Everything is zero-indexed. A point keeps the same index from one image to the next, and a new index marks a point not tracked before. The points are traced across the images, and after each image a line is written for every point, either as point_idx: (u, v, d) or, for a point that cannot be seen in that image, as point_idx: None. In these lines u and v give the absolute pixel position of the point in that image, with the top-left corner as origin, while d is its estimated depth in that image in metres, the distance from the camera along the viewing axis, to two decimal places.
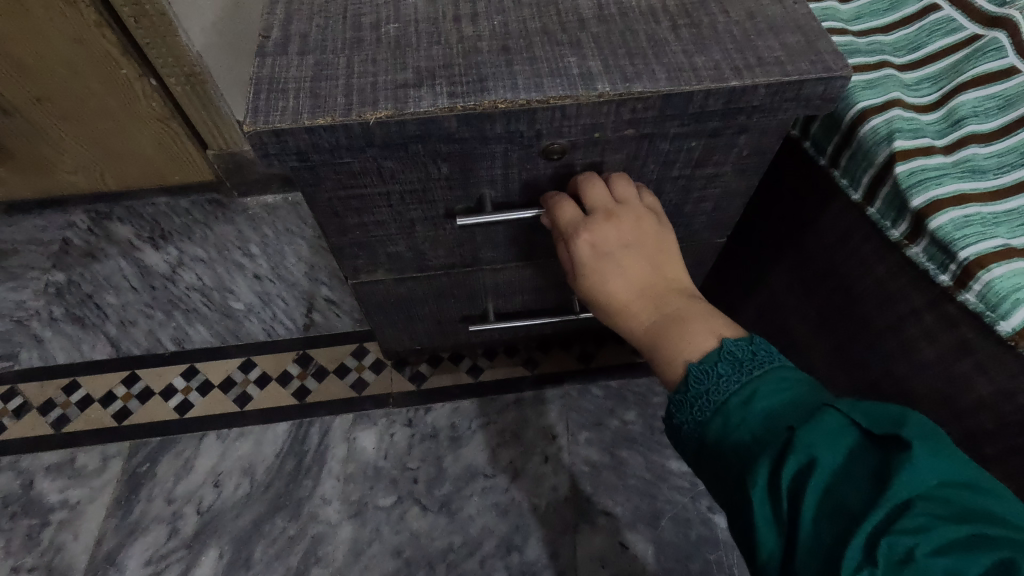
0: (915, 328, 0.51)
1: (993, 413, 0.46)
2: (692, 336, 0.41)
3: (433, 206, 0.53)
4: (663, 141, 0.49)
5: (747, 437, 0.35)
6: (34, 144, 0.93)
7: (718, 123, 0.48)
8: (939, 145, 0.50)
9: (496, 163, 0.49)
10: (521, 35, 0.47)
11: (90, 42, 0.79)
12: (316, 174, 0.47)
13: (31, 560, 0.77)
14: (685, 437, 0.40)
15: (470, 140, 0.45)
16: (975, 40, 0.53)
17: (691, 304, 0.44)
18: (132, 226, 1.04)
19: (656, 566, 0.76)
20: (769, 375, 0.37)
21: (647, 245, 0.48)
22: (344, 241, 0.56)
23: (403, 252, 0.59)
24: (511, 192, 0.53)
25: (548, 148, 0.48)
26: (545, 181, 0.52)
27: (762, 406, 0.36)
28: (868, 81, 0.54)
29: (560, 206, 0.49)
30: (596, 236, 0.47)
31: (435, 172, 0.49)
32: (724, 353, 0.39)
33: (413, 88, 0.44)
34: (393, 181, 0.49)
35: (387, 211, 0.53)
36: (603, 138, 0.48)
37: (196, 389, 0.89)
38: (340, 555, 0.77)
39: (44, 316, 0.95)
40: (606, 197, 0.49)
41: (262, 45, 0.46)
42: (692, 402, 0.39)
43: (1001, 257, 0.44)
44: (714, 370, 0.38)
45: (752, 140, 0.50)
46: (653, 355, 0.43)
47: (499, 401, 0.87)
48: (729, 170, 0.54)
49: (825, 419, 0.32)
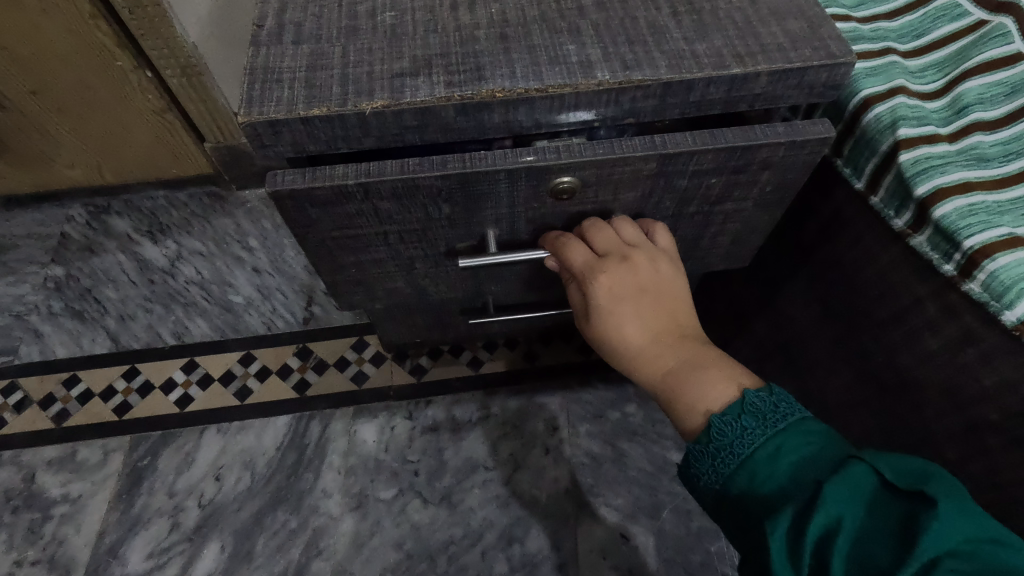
0: (918, 319, 0.51)
1: (996, 404, 0.46)
2: (711, 385, 0.42)
3: (434, 244, 0.54)
4: (681, 178, 0.48)
5: (769, 488, 0.37)
6: (30, 137, 0.92)
7: (738, 160, 0.46)
8: (944, 133, 0.50)
9: (500, 204, 0.48)
10: (519, 22, 0.46)
11: (83, 34, 0.78)
12: (308, 216, 0.47)
13: (33, 553, 0.78)
14: (702, 486, 0.41)
15: (475, 169, 0.44)
16: (982, 26, 0.52)
17: (706, 351, 0.45)
18: (131, 220, 1.04)
19: (656, 557, 0.76)
20: (794, 428, 0.38)
21: (660, 289, 0.48)
22: (340, 278, 0.57)
23: (402, 287, 0.61)
24: (518, 230, 0.53)
25: (557, 187, 0.47)
26: (554, 219, 0.51)
27: (789, 460, 0.37)
28: (872, 67, 0.53)
29: (570, 248, 0.49)
30: (611, 282, 0.47)
31: (436, 212, 0.48)
32: (746, 403, 0.40)
33: (410, 77, 0.43)
34: (391, 221, 0.49)
35: (384, 246, 0.53)
36: (617, 175, 0.46)
37: (196, 383, 0.89)
38: (341, 548, 0.77)
39: (43, 311, 0.95)
40: (616, 240, 0.49)
41: (256, 34, 0.46)
42: (715, 454, 0.39)
43: (1006, 247, 0.43)
44: (738, 423, 0.39)
45: (775, 175, 0.49)
46: (671, 404, 0.44)
47: (500, 394, 0.87)
48: (749, 206, 0.54)
49: (852, 475, 0.34)
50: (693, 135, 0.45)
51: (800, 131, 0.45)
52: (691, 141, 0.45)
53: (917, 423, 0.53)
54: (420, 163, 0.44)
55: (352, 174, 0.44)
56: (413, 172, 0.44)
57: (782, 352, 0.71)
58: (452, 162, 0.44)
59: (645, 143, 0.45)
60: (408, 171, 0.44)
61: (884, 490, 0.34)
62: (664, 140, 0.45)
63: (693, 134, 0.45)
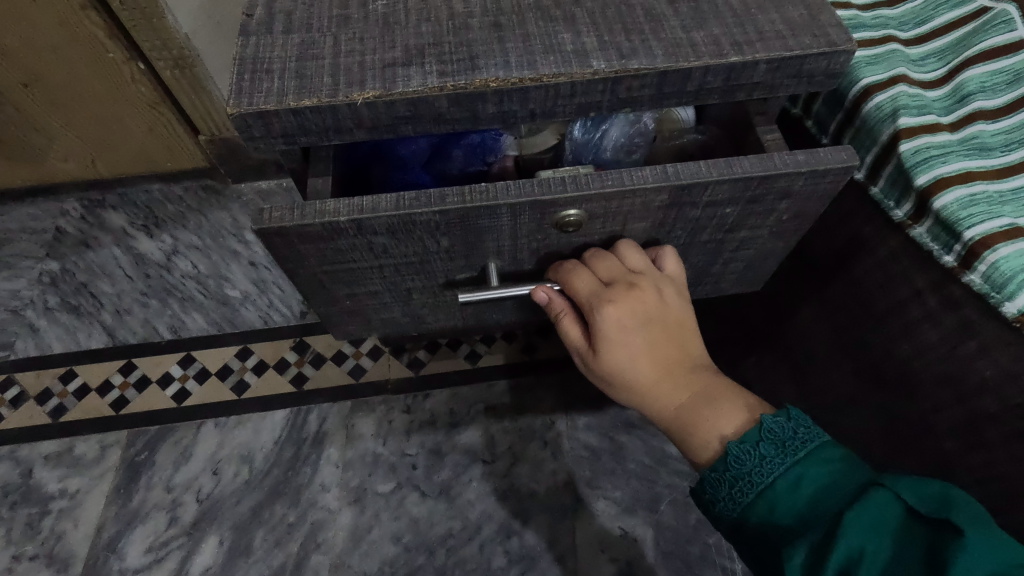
0: (918, 310, 0.51)
1: (995, 396, 0.45)
2: (726, 417, 0.43)
3: (432, 276, 0.54)
4: (694, 209, 0.47)
5: (789, 518, 0.38)
6: (22, 130, 0.91)
7: (754, 190, 0.45)
8: (945, 122, 0.49)
9: (504, 236, 0.48)
10: (514, 11, 0.45)
11: (73, 25, 0.77)
12: (298, 250, 0.46)
13: (32, 548, 0.78)
14: (718, 512, 0.42)
15: (476, 203, 0.43)
16: (984, 13, 0.51)
17: (716, 381, 0.45)
18: (125, 214, 1.03)
19: (655, 549, 0.76)
20: (815, 457, 0.39)
21: (668, 318, 0.48)
22: (334, 309, 0.58)
23: (399, 315, 0.61)
24: (520, 259, 0.52)
25: (562, 220, 0.46)
26: (563, 246, 0.51)
27: (809, 489, 0.38)
28: (872, 56, 0.53)
29: (574, 277, 0.48)
30: (620, 313, 0.46)
31: (434, 244, 0.48)
32: (765, 433, 0.40)
33: (402, 67, 0.42)
34: (387, 255, 0.49)
35: (379, 279, 0.53)
36: (625, 208, 0.46)
37: (194, 377, 0.88)
38: (340, 542, 0.77)
39: (39, 306, 0.95)
40: (620, 268, 0.49)
41: (245, 23, 0.45)
42: (732, 482, 0.40)
43: (1006, 238, 0.43)
44: (756, 451, 0.40)
45: (793, 204, 0.49)
46: (686, 437, 0.44)
47: (498, 387, 0.87)
48: (764, 233, 0.53)
49: (873, 503, 0.35)
50: (708, 165, 0.44)
51: (820, 160, 0.44)
52: (706, 172, 0.44)
53: (915, 415, 0.53)
54: (417, 198, 0.44)
55: (345, 210, 0.43)
56: (408, 208, 0.43)
57: (782, 349, 0.71)
58: (451, 197, 0.44)
59: (657, 173, 0.44)
60: (403, 206, 0.43)
61: (908, 516, 0.35)
62: (678, 170, 0.44)
63: (707, 163, 0.44)
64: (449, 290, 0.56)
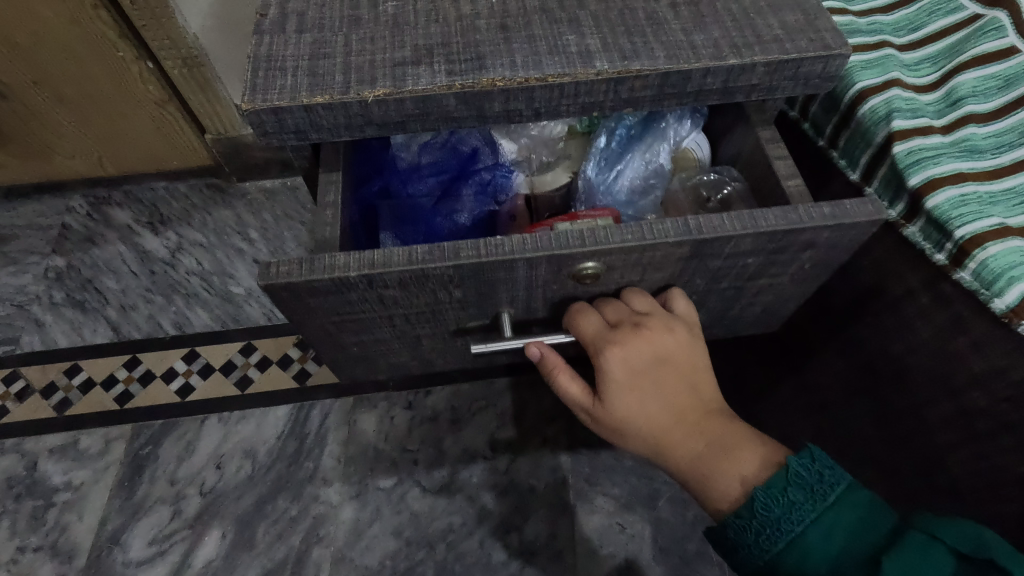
0: (911, 307, 0.52)
1: (986, 389, 0.46)
2: (744, 463, 0.44)
3: (443, 324, 0.56)
4: (716, 259, 0.48)
5: (823, 566, 0.39)
6: (30, 127, 0.92)
7: (778, 242, 0.46)
8: (937, 125, 0.50)
9: (518, 287, 0.49)
10: (520, 13, 0.47)
11: (84, 24, 0.78)
12: (306, 305, 0.47)
13: (36, 540, 0.79)
14: (742, 556, 0.43)
15: (490, 258, 0.44)
16: (976, 20, 0.53)
17: (730, 426, 0.46)
18: (131, 212, 1.04)
19: (653, 545, 0.77)
20: (844, 501, 0.39)
21: (678, 360, 0.48)
22: (341, 355, 0.60)
23: (406, 359, 0.63)
24: (533, 308, 0.54)
25: (580, 272, 0.48)
26: (576, 293, 0.52)
27: (842, 537, 0.39)
28: (868, 60, 0.54)
29: (581, 319, 0.50)
30: (628, 355, 0.47)
31: (446, 295, 0.49)
32: (793, 478, 0.41)
33: (411, 66, 0.43)
34: (396, 306, 0.50)
35: (387, 329, 0.55)
36: (646, 259, 0.47)
37: (197, 372, 0.89)
38: (341, 535, 0.78)
39: (45, 301, 0.96)
40: (627, 311, 0.50)
41: (259, 23, 0.46)
42: (760, 530, 0.41)
43: (996, 237, 0.44)
44: (785, 497, 0.40)
45: (818, 254, 0.49)
46: (704, 485, 0.45)
47: (499, 385, 0.88)
48: (784, 280, 0.54)
49: (914, 549, 0.36)
50: (731, 219, 0.45)
51: (849, 214, 0.45)
52: (728, 226, 0.45)
53: (907, 411, 0.54)
54: (430, 252, 0.44)
55: (354, 266, 0.44)
56: (422, 262, 0.44)
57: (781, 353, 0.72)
58: (466, 251, 0.44)
59: (678, 228, 0.45)
60: (416, 261, 0.44)
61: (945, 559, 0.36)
62: (701, 224, 0.45)
63: (731, 217, 0.45)
64: (458, 336, 0.59)
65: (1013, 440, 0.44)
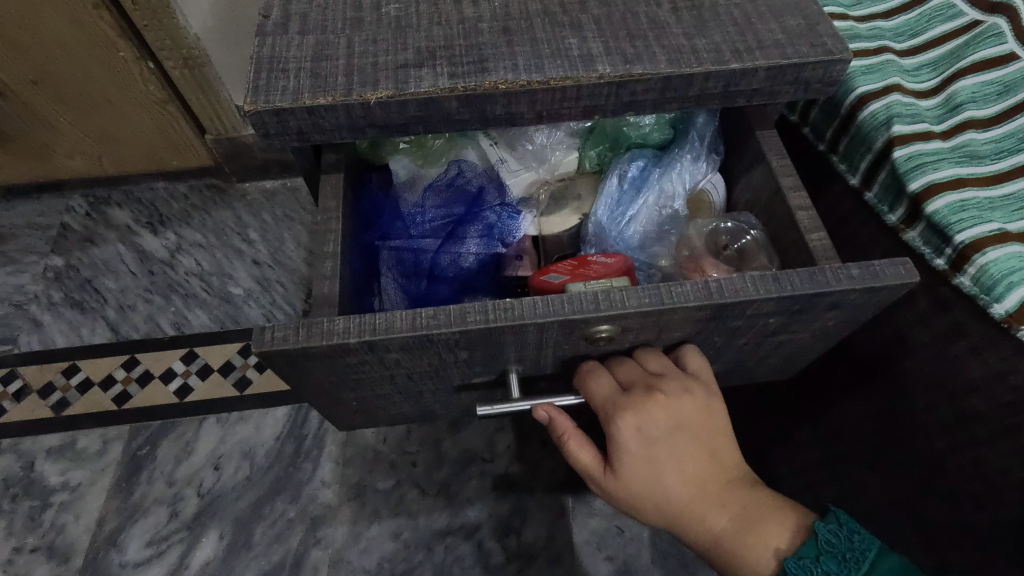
0: (910, 311, 0.52)
1: (985, 395, 0.46)
2: (769, 537, 0.44)
3: (447, 380, 0.55)
4: (736, 320, 0.48)
5: None
6: (31, 127, 0.92)
7: (802, 303, 0.46)
8: (937, 130, 0.51)
9: (528, 346, 0.49)
10: (522, 16, 0.47)
11: (85, 24, 0.78)
12: (301, 367, 0.47)
13: (33, 540, 0.78)
14: None
15: (499, 322, 0.44)
16: (976, 25, 0.53)
17: (751, 497, 0.46)
18: (131, 212, 1.04)
19: (652, 549, 0.77)
20: (877, 568, 0.40)
21: (695, 426, 0.48)
22: (341, 408, 0.60)
23: (408, 410, 0.64)
24: (541, 365, 0.54)
25: (594, 334, 0.48)
26: (588, 351, 0.52)
27: None
28: (868, 66, 0.55)
29: (594, 382, 0.51)
30: (643, 423, 0.47)
31: (452, 356, 0.49)
32: (824, 548, 0.42)
33: (414, 68, 0.44)
34: (398, 367, 0.50)
35: (391, 386, 0.55)
36: (663, 320, 0.47)
37: (196, 373, 0.89)
38: (339, 537, 0.78)
39: (43, 301, 0.96)
40: (641, 372, 0.51)
41: (262, 24, 0.46)
42: None
43: (996, 243, 0.44)
44: (819, 567, 0.41)
45: (842, 313, 0.49)
46: (730, 560, 0.45)
47: None
48: (807, 334, 0.53)
49: None
50: (754, 282, 0.45)
51: (877, 277, 0.45)
52: (752, 290, 0.45)
53: (907, 416, 0.54)
54: (435, 316, 0.44)
55: (356, 331, 0.44)
56: (427, 329, 0.44)
57: None
58: (473, 315, 0.44)
59: (700, 291, 0.45)
60: (419, 326, 0.44)
61: None
62: (721, 289, 0.45)
63: (754, 279, 0.45)
64: (461, 391, 0.59)
65: (1012, 445, 0.44)
